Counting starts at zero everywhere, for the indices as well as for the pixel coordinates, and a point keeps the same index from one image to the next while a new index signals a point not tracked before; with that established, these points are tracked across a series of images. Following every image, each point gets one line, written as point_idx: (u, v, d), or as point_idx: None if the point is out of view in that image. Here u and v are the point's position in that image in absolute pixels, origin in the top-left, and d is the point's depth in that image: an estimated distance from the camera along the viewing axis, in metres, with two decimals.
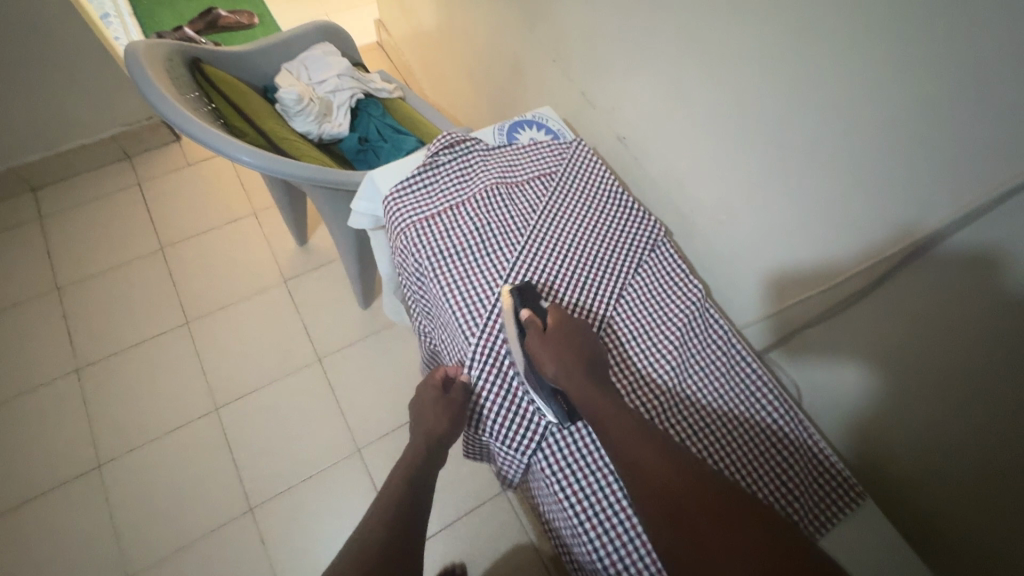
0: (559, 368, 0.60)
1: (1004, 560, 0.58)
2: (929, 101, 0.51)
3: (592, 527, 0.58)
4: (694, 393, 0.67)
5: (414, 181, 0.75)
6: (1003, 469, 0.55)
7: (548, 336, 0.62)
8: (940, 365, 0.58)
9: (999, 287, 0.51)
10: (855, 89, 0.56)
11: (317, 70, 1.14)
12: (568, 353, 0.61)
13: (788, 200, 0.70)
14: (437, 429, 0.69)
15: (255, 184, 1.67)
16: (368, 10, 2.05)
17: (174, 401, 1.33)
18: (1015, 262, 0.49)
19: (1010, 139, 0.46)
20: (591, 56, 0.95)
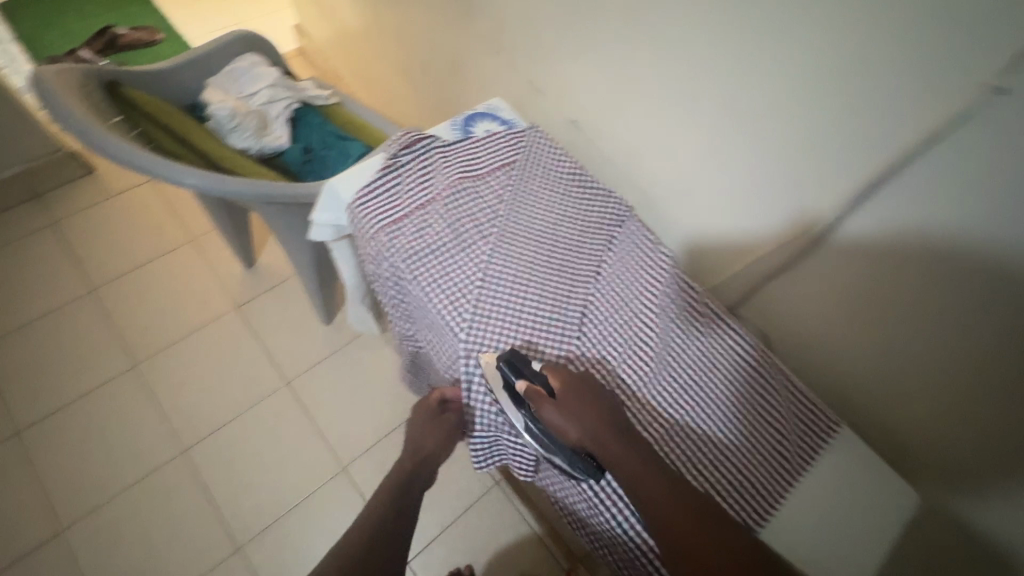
0: (582, 431, 0.58)
1: (958, 455, 0.68)
2: (860, 58, 0.57)
3: (608, 498, 0.59)
4: (668, 394, 0.67)
5: (376, 185, 0.74)
6: (953, 376, 0.64)
7: (561, 401, 0.59)
8: (893, 294, 0.66)
9: (931, 220, 0.58)
10: (794, 53, 0.62)
11: (246, 83, 1.08)
12: (585, 414, 0.58)
13: (746, 163, 0.75)
14: (426, 446, 0.73)
15: (188, 208, 1.57)
16: (283, 15, 1.95)
17: (134, 451, 1.24)
18: (943, 194, 0.56)
19: (932, 86, 0.53)
20: (534, 43, 0.97)
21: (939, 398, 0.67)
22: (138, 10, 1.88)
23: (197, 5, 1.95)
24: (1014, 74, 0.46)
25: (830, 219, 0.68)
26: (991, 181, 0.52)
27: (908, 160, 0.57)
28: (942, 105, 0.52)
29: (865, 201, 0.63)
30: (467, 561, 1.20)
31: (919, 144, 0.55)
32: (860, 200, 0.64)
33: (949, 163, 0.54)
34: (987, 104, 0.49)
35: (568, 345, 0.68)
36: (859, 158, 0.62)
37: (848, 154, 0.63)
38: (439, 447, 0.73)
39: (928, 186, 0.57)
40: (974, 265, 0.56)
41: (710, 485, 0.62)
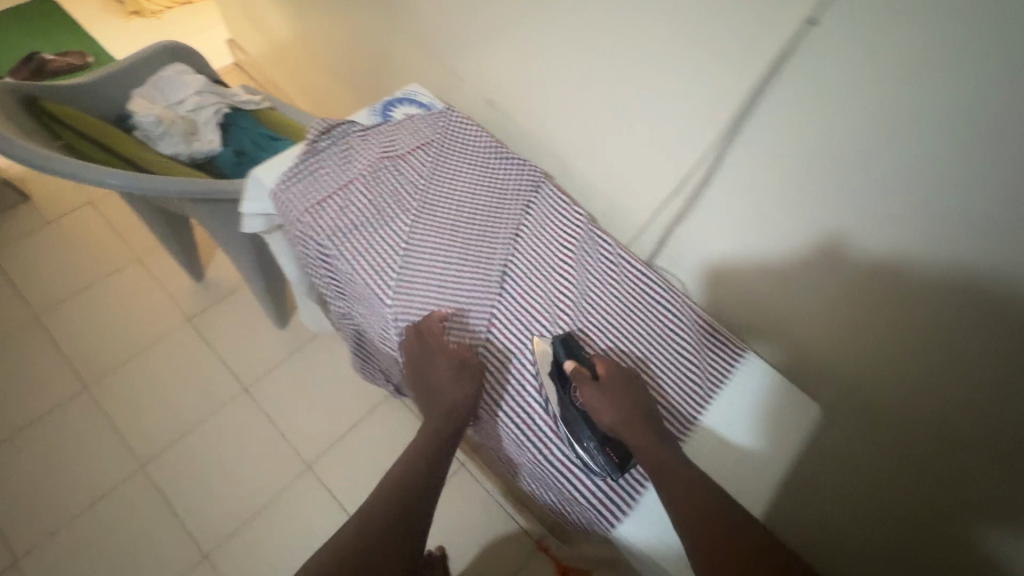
0: (617, 417, 0.60)
1: (851, 362, 0.77)
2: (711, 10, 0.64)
3: (537, 436, 0.65)
4: (593, 339, 0.71)
5: (299, 169, 0.77)
6: (833, 288, 0.72)
7: (601, 386, 0.62)
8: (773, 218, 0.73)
9: (792, 145, 0.66)
10: (659, 13, 0.68)
11: (173, 91, 1.10)
12: (622, 402, 0.62)
13: (640, 121, 0.80)
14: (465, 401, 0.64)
15: (131, 227, 1.55)
16: (217, 32, 1.95)
17: (92, 472, 1.23)
18: (792, 117, 0.64)
19: (768, 24, 0.60)
20: (448, 29, 1.01)
21: (826, 313, 0.75)
22: (65, 36, 1.86)
23: (127, 27, 1.94)
24: (820, 7, 0.55)
25: (712, 162, 0.75)
26: (825, 103, 0.60)
27: (761, 96, 0.65)
28: (776, 43, 0.60)
29: (735, 140, 0.71)
30: (438, 542, 1.23)
31: (765, 80, 0.64)
32: (731, 139, 0.71)
33: (793, 94, 0.62)
34: (809, 35, 0.58)
35: (491, 300, 0.72)
36: (725, 102, 0.69)
37: (712, 102, 0.70)
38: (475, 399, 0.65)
39: (781, 116, 0.65)
40: (828, 177, 0.65)
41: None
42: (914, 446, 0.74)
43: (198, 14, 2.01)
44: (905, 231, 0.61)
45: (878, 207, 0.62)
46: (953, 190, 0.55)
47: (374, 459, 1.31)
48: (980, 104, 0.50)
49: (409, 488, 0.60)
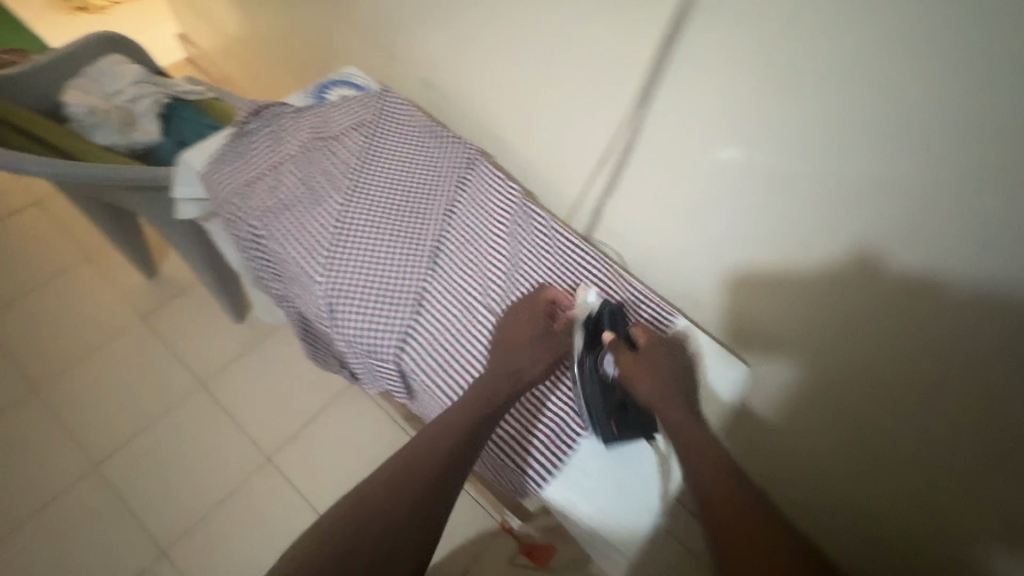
0: (651, 388, 0.63)
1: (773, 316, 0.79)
2: None
3: None
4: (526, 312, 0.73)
5: (228, 152, 0.77)
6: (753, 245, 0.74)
7: (638, 359, 0.66)
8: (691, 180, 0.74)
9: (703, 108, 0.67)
10: None
11: (109, 81, 1.08)
12: (658, 376, 0.65)
13: (567, 94, 0.81)
14: (530, 367, 0.66)
15: (80, 226, 1.52)
16: (166, 26, 1.92)
17: (44, 474, 1.21)
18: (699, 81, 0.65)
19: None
20: (384, 11, 1.01)
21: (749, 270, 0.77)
22: (8, 34, 1.81)
23: (72, 23, 1.89)
24: None
25: (634, 131, 0.76)
26: (723, 66, 0.62)
27: (667, 65, 0.67)
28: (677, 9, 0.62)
29: (651, 109, 0.72)
30: None
31: (666, 46, 0.65)
32: (649, 108, 0.72)
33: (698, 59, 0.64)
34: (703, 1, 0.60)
35: (422, 274, 0.72)
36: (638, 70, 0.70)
37: (626, 72, 0.71)
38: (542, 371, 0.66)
39: (689, 80, 0.66)
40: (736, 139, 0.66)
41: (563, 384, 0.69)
42: (851, 398, 0.76)
43: (147, 9, 1.96)
44: (805, 182, 0.63)
45: (782, 165, 0.64)
46: (841, 136, 0.57)
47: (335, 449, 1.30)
48: (851, 54, 0.52)
49: (443, 457, 0.61)
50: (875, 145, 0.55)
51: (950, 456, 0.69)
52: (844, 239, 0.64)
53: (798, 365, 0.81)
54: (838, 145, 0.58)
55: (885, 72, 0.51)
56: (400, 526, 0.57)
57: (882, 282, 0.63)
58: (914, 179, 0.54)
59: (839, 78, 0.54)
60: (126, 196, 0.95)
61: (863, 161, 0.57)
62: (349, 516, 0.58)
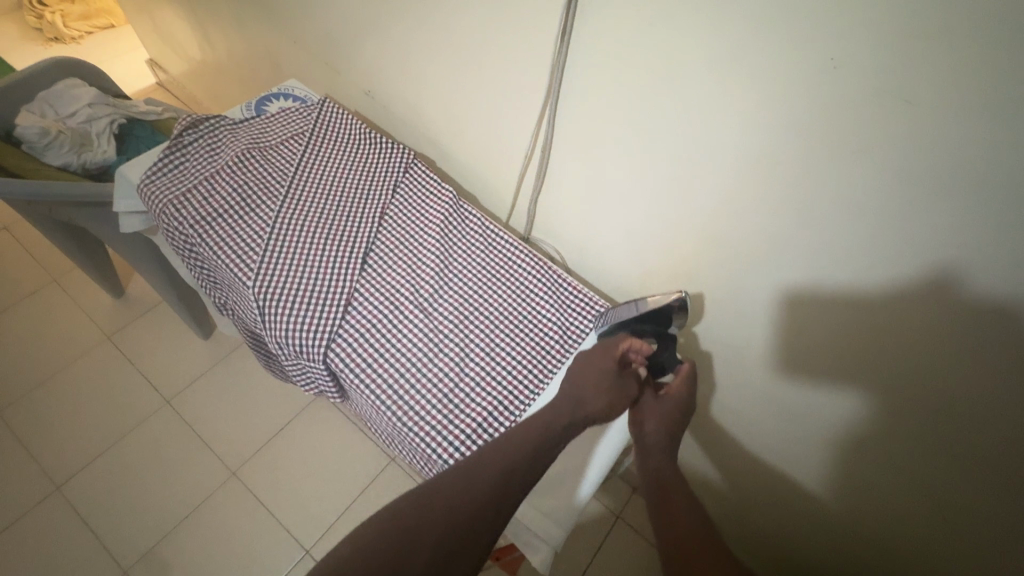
0: (656, 433, 0.63)
1: (694, 312, 0.80)
2: None
3: (408, 411, 0.66)
4: (457, 309, 0.74)
5: (162, 162, 0.78)
6: (670, 239, 0.76)
7: (659, 403, 0.65)
8: (609, 176, 0.77)
9: (609, 102, 0.69)
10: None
11: (65, 105, 1.10)
12: (668, 425, 0.64)
13: (492, 98, 0.84)
14: (589, 401, 0.62)
15: (48, 250, 1.53)
16: (139, 54, 1.96)
17: (6, 496, 1.20)
18: (599, 77, 0.68)
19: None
20: (324, 30, 1.05)
21: (670, 265, 0.79)
22: None
23: (43, 53, 1.93)
24: None
25: (552, 130, 0.79)
26: (621, 55, 0.64)
27: (571, 64, 0.70)
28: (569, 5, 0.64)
29: (569, 103, 0.74)
30: None
31: (566, 41, 0.68)
32: (567, 103, 0.74)
33: (598, 55, 0.66)
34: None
35: (354, 274, 0.73)
36: (546, 69, 0.73)
37: (540, 72, 0.74)
38: (605, 410, 0.62)
39: (593, 76, 0.69)
40: (644, 128, 0.68)
41: (492, 379, 0.69)
42: (772, 384, 0.78)
43: (118, 39, 2.01)
44: (711, 165, 0.64)
45: (687, 152, 0.65)
46: (731, 116, 0.58)
47: (301, 461, 1.30)
48: (719, 42, 0.55)
49: (497, 480, 0.55)
50: (760, 121, 0.56)
51: (884, 446, 0.68)
52: (751, 224, 0.64)
53: (727, 359, 0.81)
54: (728, 126, 0.59)
55: (754, 46, 0.52)
56: (456, 539, 0.52)
57: (805, 265, 0.63)
58: (800, 161, 0.56)
59: (721, 56, 0.55)
60: (65, 211, 0.97)
61: (753, 139, 0.58)
62: (401, 520, 0.53)
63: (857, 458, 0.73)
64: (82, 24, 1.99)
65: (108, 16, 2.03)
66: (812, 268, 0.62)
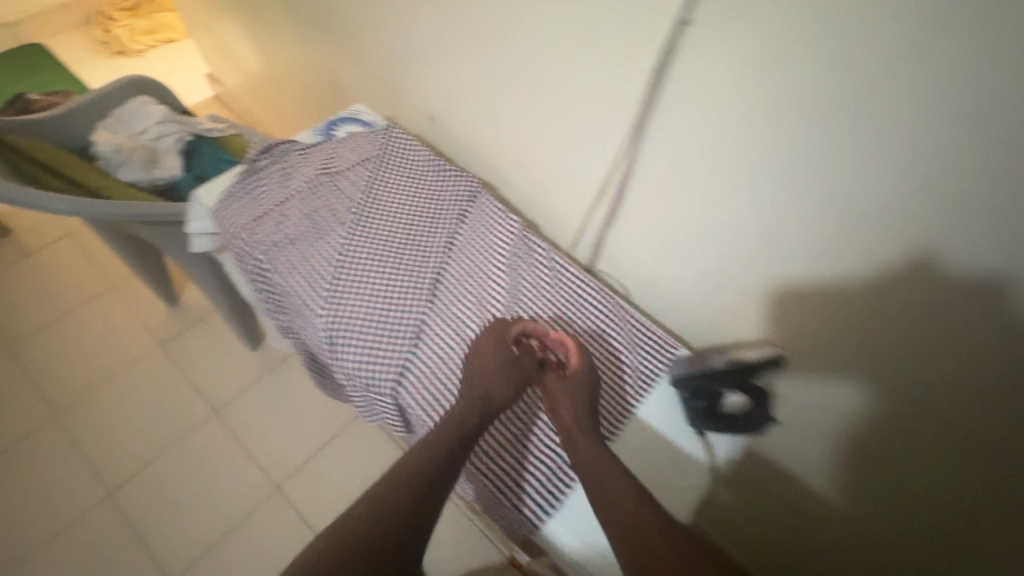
0: (568, 410, 0.64)
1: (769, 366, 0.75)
2: (601, 22, 0.66)
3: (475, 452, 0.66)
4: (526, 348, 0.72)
5: (238, 189, 0.80)
6: (747, 286, 0.72)
7: (564, 381, 0.67)
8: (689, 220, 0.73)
9: (693, 143, 0.66)
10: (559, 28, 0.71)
11: (137, 122, 1.14)
12: (575, 399, 0.65)
13: (563, 131, 0.82)
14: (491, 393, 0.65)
15: (110, 257, 1.59)
16: (199, 68, 2.02)
17: (60, 501, 1.23)
18: (689, 119, 0.64)
19: (647, 34, 0.62)
20: (390, 53, 1.05)
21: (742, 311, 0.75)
22: (51, 77, 1.93)
23: (110, 66, 2.01)
24: (688, 8, 0.57)
25: (629, 166, 0.76)
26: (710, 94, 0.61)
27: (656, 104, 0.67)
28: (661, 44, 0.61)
29: (648, 139, 0.71)
30: None
31: (655, 80, 0.65)
32: (646, 140, 0.71)
33: (686, 93, 0.63)
34: (687, 39, 0.59)
35: (424, 308, 0.73)
36: (626, 108, 0.70)
37: (619, 111, 0.72)
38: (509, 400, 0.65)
39: (676, 116, 0.65)
40: (730, 169, 0.64)
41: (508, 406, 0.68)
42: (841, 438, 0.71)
43: (179, 52, 2.08)
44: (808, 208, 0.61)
45: (778, 202, 0.62)
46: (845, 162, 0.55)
47: (343, 478, 1.29)
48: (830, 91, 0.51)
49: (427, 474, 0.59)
50: (870, 174, 0.52)
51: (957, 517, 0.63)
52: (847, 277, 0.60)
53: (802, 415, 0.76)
54: (825, 178, 0.56)
55: (876, 95, 0.49)
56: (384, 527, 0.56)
57: (908, 326, 0.57)
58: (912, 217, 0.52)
59: (836, 98, 0.51)
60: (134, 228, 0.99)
61: (859, 185, 0.55)
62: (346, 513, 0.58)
63: (953, 544, 0.65)
64: (147, 38, 2.06)
65: (171, 30, 2.10)
66: (910, 328, 0.57)
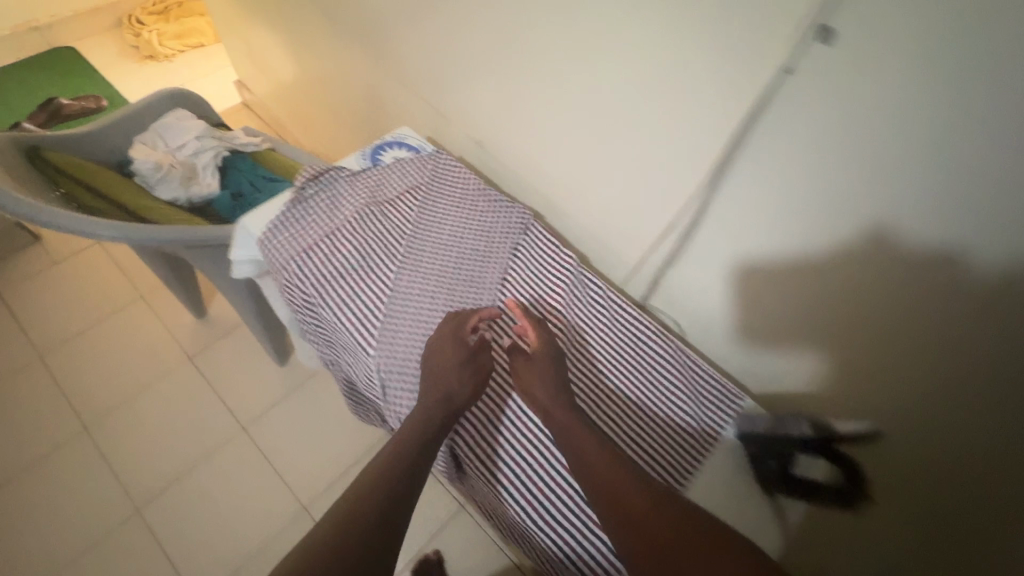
0: (543, 391, 0.66)
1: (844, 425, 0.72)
2: (682, 61, 0.63)
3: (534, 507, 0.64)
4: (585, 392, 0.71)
5: (284, 217, 0.77)
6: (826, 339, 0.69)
7: (532, 361, 0.69)
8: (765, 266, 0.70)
9: (779, 190, 0.63)
10: (631, 64, 0.68)
11: (174, 136, 1.12)
12: (548, 377, 0.67)
13: (625, 166, 0.79)
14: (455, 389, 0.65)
15: (138, 266, 1.58)
16: (227, 74, 2.01)
17: (89, 516, 1.22)
18: (777, 167, 0.61)
19: (736, 77, 0.59)
20: (435, 74, 1.02)
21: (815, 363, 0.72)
22: (80, 81, 1.92)
23: (139, 70, 2.01)
24: (794, 57, 0.53)
25: (696, 206, 0.73)
26: (798, 142, 0.58)
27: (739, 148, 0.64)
28: (754, 88, 0.58)
29: (722, 179, 0.67)
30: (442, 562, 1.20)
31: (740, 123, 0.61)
32: (717, 179, 0.68)
33: (777, 139, 0.59)
34: (783, 86, 0.56)
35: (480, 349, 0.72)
36: (703, 149, 0.67)
37: (692, 152, 0.69)
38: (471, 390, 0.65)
39: (763, 161, 0.62)
40: (810, 217, 0.61)
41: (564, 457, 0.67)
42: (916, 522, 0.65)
43: (207, 57, 2.07)
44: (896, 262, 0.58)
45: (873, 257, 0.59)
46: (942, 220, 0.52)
47: None
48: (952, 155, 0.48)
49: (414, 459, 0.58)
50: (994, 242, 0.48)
51: None
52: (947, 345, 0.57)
53: None
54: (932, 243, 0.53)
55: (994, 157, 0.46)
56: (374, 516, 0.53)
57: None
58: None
59: (941, 154, 0.49)
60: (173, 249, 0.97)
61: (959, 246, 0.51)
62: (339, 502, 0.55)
63: None
64: (175, 43, 2.05)
65: (199, 35, 2.09)
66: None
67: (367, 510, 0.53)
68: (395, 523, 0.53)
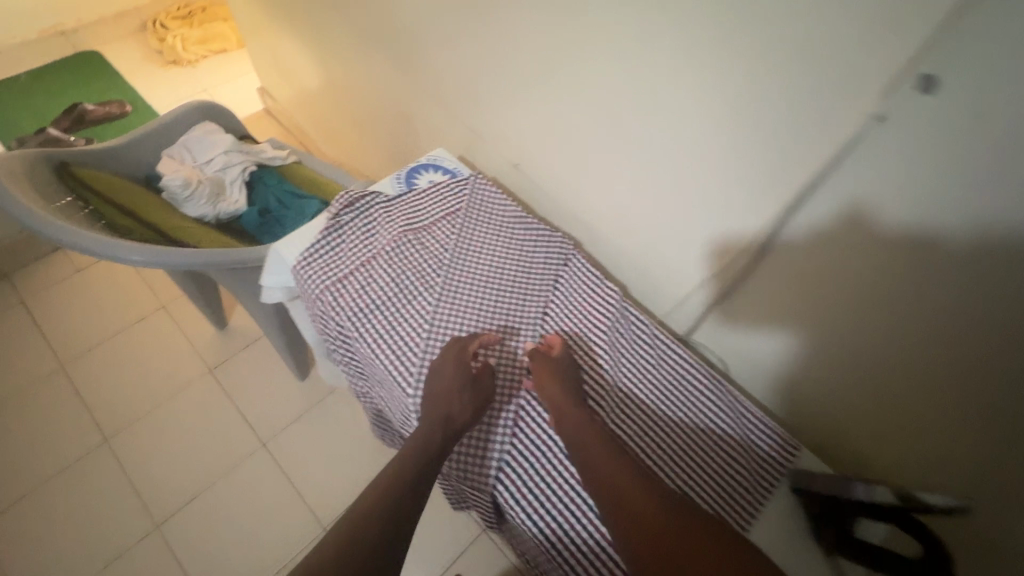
0: (551, 394, 0.64)
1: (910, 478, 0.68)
2: (750, 97, 0.60)
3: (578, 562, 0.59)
4: (633, 432, 0.68)
5: (318, 247, 0.74)
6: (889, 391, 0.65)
7: (542, 368, 0.67)
8: (826, 309, 0.66)
9: (850, 232, 0.59)
10: (691, 95, 0.65)
11: (202, 150, 1.10)
12: (559, 383, 0.65)
13: (676, 198, 0.75)
14: (459, 405, 0.61)
15: (160, 276, 1.57)
16: (250, 81, 2.00)
17: (108, 531, 1.20)
18: (850, 210, 0.58)
19: (816, 118, 0.56)
20: (470, 93, 1.00)
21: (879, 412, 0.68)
22: (104, 86, 1.92)
23: (162, 76, 2.00)
24: (886, 104, 0.50)
25: (751, 242, 0.69)
26: (880, 187, 0.54)
27: (806, 187, 0.60)
28: (834, 130, 0.55)
29: (783, 218, 0.64)
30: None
31: (811, 162, 0.58)
32: (778, 218, 0.64)
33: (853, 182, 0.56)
34: (869, 132, 0.52)
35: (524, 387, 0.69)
36: (768, 186, 0.64)
37: (752, 188, 0.65)
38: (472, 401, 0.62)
39: (835, 203, 0.59)
40: (889, 268, 0.58)
41: None
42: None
43: (230, 63, 2.06)
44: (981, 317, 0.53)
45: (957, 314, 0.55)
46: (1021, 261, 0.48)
47: None
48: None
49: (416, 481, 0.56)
50: None
51: None
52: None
53: None
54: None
55: None
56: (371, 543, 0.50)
57: None
58: None
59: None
60: None
61: None
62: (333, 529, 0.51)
63: None
64: (198, 48, 2.05)
65: (223, 41, 2.08)
66: None
67: (368, 528, 0.51)
68: (397, 537, 0.51)
